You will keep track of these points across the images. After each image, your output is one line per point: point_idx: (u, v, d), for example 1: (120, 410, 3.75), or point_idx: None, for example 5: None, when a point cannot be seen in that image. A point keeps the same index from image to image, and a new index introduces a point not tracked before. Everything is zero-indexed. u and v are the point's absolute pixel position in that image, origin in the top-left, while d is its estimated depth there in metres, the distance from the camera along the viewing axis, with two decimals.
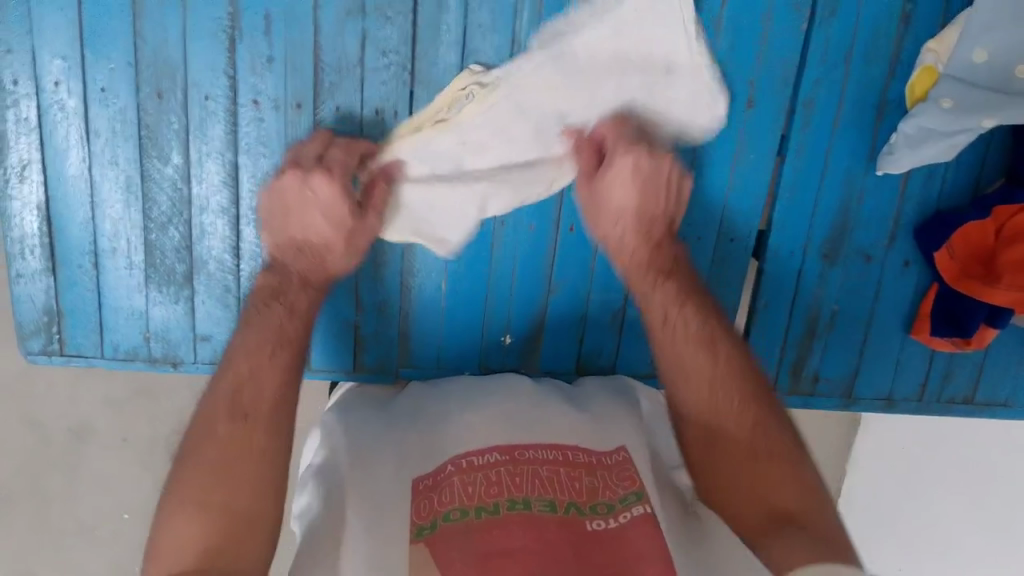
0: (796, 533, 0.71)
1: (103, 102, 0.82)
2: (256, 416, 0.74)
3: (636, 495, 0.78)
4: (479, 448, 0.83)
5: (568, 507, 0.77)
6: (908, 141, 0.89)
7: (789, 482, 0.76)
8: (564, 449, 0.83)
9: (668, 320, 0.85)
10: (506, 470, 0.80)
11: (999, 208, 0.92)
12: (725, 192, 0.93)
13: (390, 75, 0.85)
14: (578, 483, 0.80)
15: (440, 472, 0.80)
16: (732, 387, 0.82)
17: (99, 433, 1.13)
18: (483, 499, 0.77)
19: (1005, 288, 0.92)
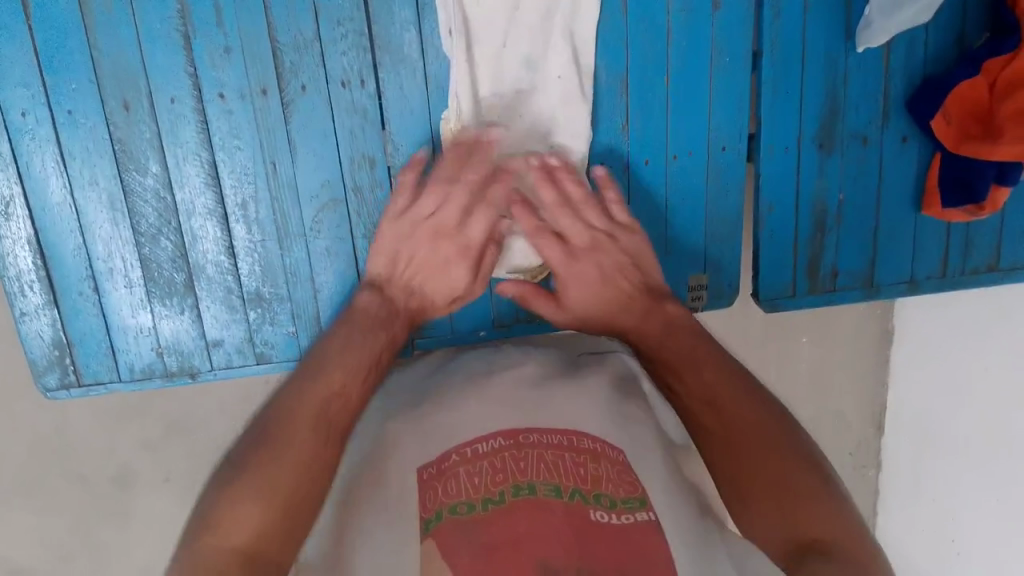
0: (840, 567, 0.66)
1: (73, 124, 0.84)
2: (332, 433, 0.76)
3: (639, 500, 0.75)
4: (480, 435, 0.80)
5: (572, 493, 0.74)
6: (882, 11, 0.85)
7: (812, 501, 0.72)
8: (571, 434, 0.80)
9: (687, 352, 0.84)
10: (511, 456, 0.78)
11: (987, 65, 0.90)
12: (709, 101, 0.92)
13: (349, 45, 0.85)
14: (582, 469, 0.76)
15: (445, 461, 0.78)
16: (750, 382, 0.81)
17: (141, 476, 1.14)
18: (490, 489, 0.75)
19: (1008, 143, 0.88)
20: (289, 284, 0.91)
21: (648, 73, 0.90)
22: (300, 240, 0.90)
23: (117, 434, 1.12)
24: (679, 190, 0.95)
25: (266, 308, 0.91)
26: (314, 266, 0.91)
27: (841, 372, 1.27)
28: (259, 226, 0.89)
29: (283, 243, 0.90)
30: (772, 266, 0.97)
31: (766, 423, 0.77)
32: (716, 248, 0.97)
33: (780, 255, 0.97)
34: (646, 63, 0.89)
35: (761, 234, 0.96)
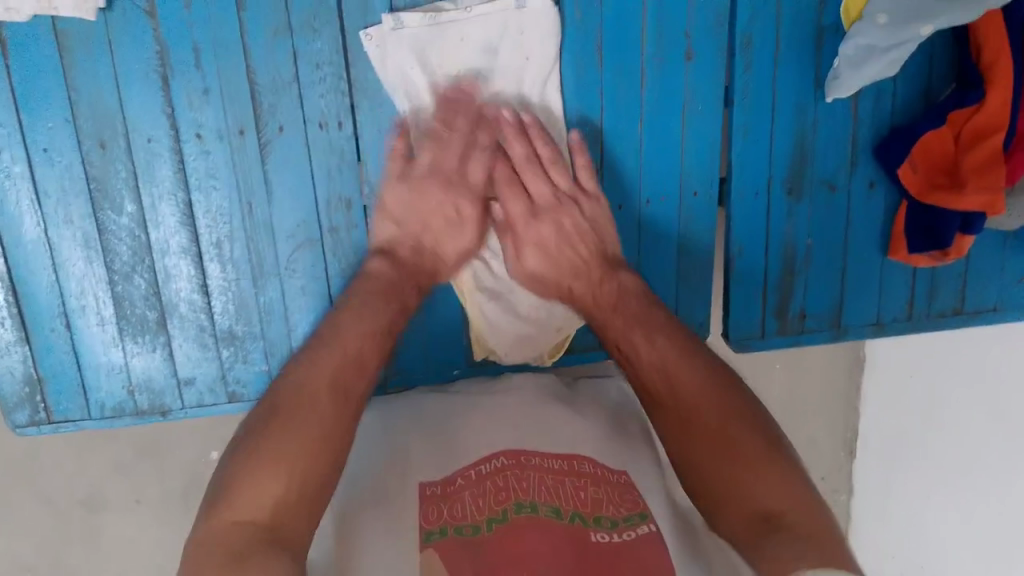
0: (794, 541, 0.65)
1: (48, 162, 0.84)
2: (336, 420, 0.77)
3: (640, 516, 0.79)
4: (485, 455, 0.87)
5: (572, 516, 0.78)
6: (850, 62, 0.88)
7: (769, 482, 0.72)
8: (572, 458, 0.87)
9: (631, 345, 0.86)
10: (513, 476, 0.84)
11: (953, 115, 0.92)
12: (681, 147, 0.93)
13: (328, 88, 0.85)
14: (582, 493, 0.82)
15: (451, 486, 0.84)
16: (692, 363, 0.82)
17: (106, 507, 1.13)
18: (492, 508, 0.80)
19: (972, 193, 0.91)
20: (263, 322, 0.91)
21: (623, 119, 0.91)
22: (275, 279, 0.90)
23: (90, 461, 1.11)
24: (652, 232, 0.96)
25: (239, 346, 0.91)
26: (289, 304, 0.91)
27: (811, 405, 1.29)
28: (234, 265, 0.89)
29: (258, 282, 0.90)
30: (741, 308, 0.98)
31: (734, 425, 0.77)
32: (688, 289, 0.99)
33: (751, 296, 0.98)
34: (619, 110, 0.91)
35: (731, 276, 0.97)
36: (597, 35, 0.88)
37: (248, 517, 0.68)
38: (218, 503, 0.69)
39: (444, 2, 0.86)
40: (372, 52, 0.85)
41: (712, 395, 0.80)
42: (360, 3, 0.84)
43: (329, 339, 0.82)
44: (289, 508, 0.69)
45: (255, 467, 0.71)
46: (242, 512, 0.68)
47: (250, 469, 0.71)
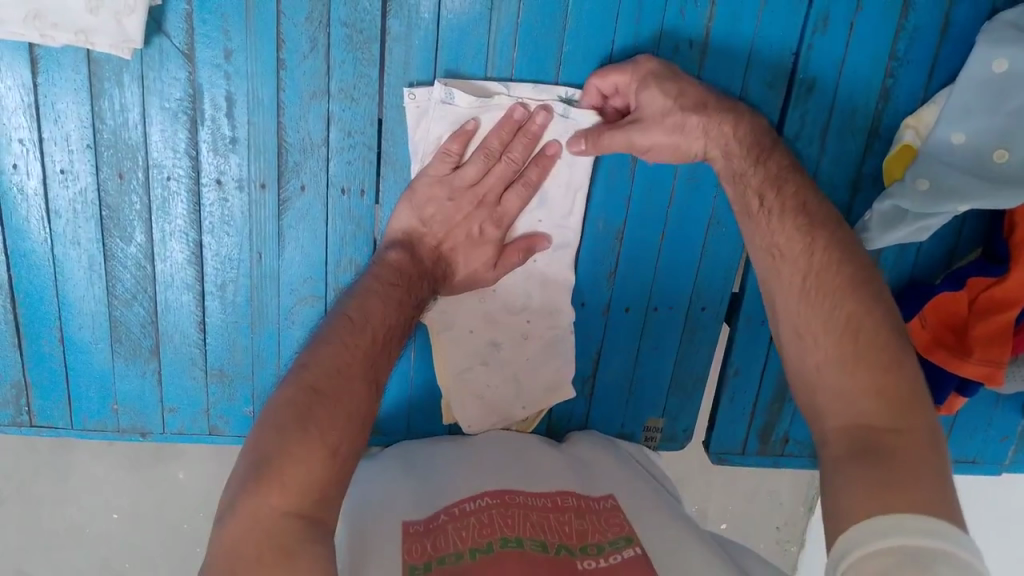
0: (881, 470, 0.63)
1: (63, 183, 0.83)
2: (343, 387, 0.74)
3: (626, 539, 0.83)
4: (469, 495, 0.88)
5: (558, 547, 0.81)
6: (881, 219, 0.87)
7: (878, 393, 0.67)
8: (557, 495, 0.89)
9: (763, 205, 0.79)
10: (497, 513, 0.85)
11: (973, 281, 0.91)
12: (698, 264, 0.92)
13: (356, 156, 0.84)
14: (567, 527, 0.84)
15: (432, 522, 0.85)
16: (836, 254, 0.74)
17: (40, 511, 1.10)
18: (477, 539, 0.81)
19: (976, 361, 0.91)
20: (254, 364, 0.91)
21: (645, 230, 0.90)
22: (273, 327, 0.90)
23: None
24: (653, 339, 0.95)
25: (227, 383, 0.91)
26: (283, 352, 0.91)
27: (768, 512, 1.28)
28: (234, 307, 0.88)
29: (255, 327, 0.90)
30: (725, 425, 0.98)
31: (863, 322, 0.71)
32: (678, 395, 0.99)
33: (736, 419, 0.99)
34: (642, 221, 0.89)
35: (722, 393, 0.97)
36: None
37: (279, 494, 0.66)
38: (249, 485, 0.66)
39: (494, 84, 0.82)
40: (409, 109, 0.82)
41: (839, 283, 0.73)
42: (402, 78, 0.82)
43: (360, 325, 0.79)
44: (324, 490, 0.68)
45: (289, 458, 0.68)
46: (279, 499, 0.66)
47: (291, 449, 0.68)
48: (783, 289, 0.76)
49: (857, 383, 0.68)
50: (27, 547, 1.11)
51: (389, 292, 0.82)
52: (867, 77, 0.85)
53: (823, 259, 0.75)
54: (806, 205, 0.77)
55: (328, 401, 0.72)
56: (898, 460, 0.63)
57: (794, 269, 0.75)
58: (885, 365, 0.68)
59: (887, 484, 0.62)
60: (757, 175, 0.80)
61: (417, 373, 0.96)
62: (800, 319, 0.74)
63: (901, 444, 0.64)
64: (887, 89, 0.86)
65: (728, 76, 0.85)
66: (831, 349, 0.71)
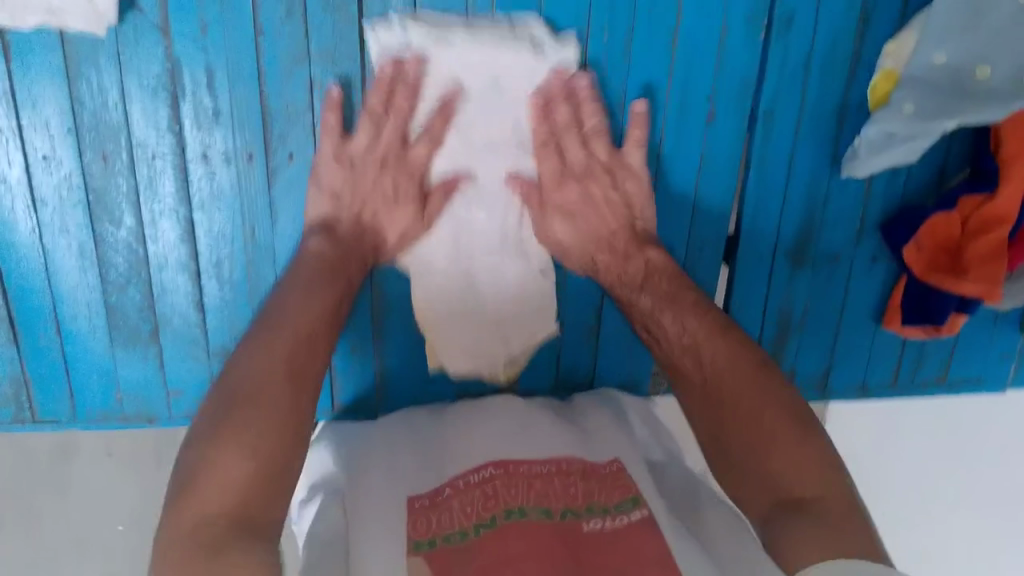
0: (819, 533, 0.68)
1: (47, 171, 0.81)
2: (268, 391, 0.74)
3: (632, 501, 0.85)
4: (473, 466, 0.88)
5: (563, 513, 0.84)
6: (870, 146, 0.86)
7: (797, 452, 0.74)
8: (561, 459, 0.89)
9: (653, 313, 0.87)
10: (501, 484, 0.86)
11: (963, 200, 0.92)
12: (692, 207, 0.92)
13: (340, 121, 0.83)
14: (572, 489, 0.86)
15: (438, 495, 0.86)
16: (734, 344, 0.82)
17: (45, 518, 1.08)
18: (481, 514, 0.83)
19: (972, 281, 0.91)
20: None
21: None
22: None
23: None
24: None
25: None
26: None
27: None
28: (231, 285, 0.88)
29: (254, 303, 0.89)
30: None
31: (769, 382, 0.79)
32: None
33: None
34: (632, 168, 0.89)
35: None
36: (621, 90, 0.86)
37: (185, 534, 0.64)
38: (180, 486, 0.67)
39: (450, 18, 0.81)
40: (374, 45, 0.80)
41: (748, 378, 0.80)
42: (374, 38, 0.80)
43: (271, 341, 0.78)
44: (250, 505, 0.67)
45: (215, 460, 0.68)
46: (201, 506, 0.66)
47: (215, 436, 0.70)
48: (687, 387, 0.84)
49: (774, 440, 0.75)
50: (31, 561, 1.09)
51: (330, 287, 0.82)
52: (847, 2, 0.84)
53: (726, 355, 0.82)
54: (705, 311, 0.85)
55: (252, 395, 0.73)
56: (834, 519, 0.69)
57: (682, 333, 0.85)
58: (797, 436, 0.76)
59: (826, 536, 0.68)
60: (647, 292, 0.88)
61: (420, 339, 0.95)
62: (710, 379, 0.82)
63: (824, 505, 0.71)
64: (866, 15, 0.85)
65: (708, 11, 0.83)
66: (744, 392, 0.79)
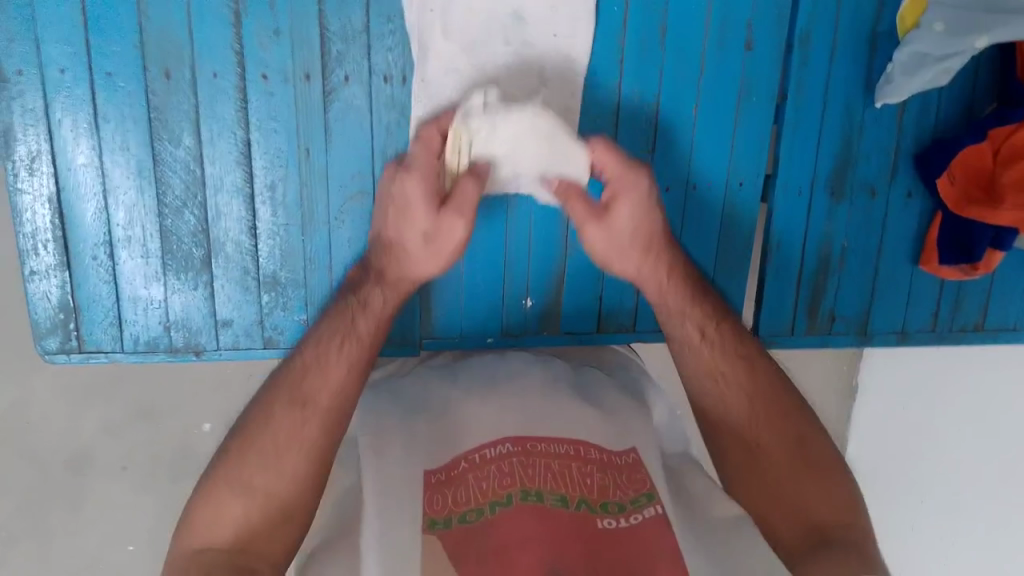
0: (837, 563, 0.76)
1: (111, 87, 0.83)
2: (312, 407, 0.81)
3: (646, 496, 0.83)
4: (491, 440, 0.87)
5: (579, 503, 0.81)
6: (903, 68, 0.90)
7: (834, 496, 0.83)
8: (578, 443, 0.87)
9: (705, 336, 0.90)
10: (518, 462, 0.84)
11: (993, 132, 0.94)
12: (732, 138, 0.94)
13: (395, 42, 0.86)
14: (589, 479, 0.83)
15: (453, 467, 0.84)
16: (757, 369, 0.90)
17: None
18: (497, 492, 0.82)
19: (1009, 208, 0.93)
20: (306, 270, 0.91)
21: (679, 104, 0.92)
22: (323, 228, 0.90)
23: (83, 416, 1.17)
24: (694, 218, 0.97)
25: (280, 293, 0.91)
26: (335, 255, 0.91)
27: None
28: (285, 209, 0.89)
29: (306, 230, 0.90)
30: (770, 305, 0.99)
31: (817, 447, 0.87)
32: (723, 278, 1.00)
33: (783, 295, 0.99)
34: (673, 93, 0.92)
35: (767, 268, 0.98)
36: (662, 15, 0.89)
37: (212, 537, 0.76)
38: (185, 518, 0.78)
39: None
40: None
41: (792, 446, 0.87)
42: None
43: (297, 380, 0.82)
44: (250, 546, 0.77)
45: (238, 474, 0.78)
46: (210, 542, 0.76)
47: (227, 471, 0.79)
48: (738, 429, 0.89)
49: (816, 484, 0.84)
50: None
51: (339, 318, 0.85)
52: None
53: (761, 380, 0.89)
54: (750, 355, 0.90)
55: (288, 424, 0.80)
56: (858, 543, 0.79)
57: (736, 387, 0.89)
58: (827, 468, 0.85)
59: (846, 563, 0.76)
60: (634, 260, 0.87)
61: (469, 269, 0.98)
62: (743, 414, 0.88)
63: (844, 536, 0.80)
64: None
65: None
66: (788, 438, 0.87)
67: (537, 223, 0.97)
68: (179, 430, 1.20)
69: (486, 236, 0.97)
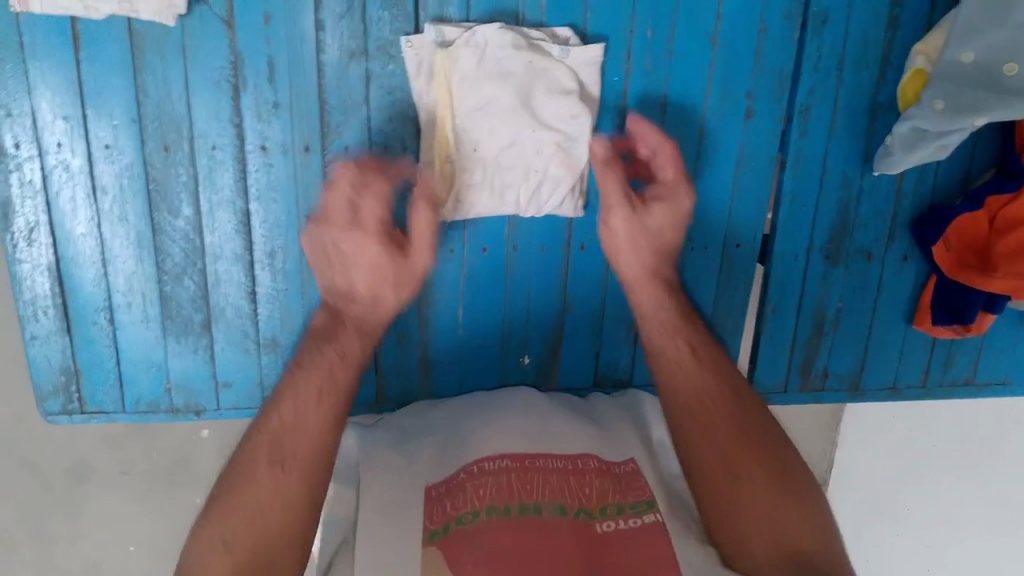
0: None
1: (110, 159, 0.83)
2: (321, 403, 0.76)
3: (646, 503, 0.85)
4: (490, 454, 0.90)
5: (577, 512, 0.84)
6: (902, 141, 0.90)
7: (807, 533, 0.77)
8: (578, 457, 0.90)
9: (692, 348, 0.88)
10: (517, 477, 0.87)
11: (991, 199, 0.95)
12: (730, 203, 0.95)
13: (397, 113, 0.86)
14: (587, 488, 0.87)
15: (453, 479, 0.87)
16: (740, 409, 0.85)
17: None
18: (496, 501, 0.84)
19: (1000, 277, 0.94)
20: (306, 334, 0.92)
21: None
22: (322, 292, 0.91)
23: (83, 431, 1.19)
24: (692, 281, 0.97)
25: (279, 355, 0.92)
26: None
27: None
28: (284, 275, 0.89)
29: (306, 295, 0.90)
30: (765, 364, 1.01)
31: (795, 481, 0.81)
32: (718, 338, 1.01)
33: (777, 355, 1.01)
34: None
35: (761, 329, 0.99)
36: (663, 85, 0.90)
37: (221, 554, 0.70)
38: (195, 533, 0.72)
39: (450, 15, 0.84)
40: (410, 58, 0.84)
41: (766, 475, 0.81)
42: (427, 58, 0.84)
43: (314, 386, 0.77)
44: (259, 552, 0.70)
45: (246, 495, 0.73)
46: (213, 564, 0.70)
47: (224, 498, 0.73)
48: (709, 449, 0.82)
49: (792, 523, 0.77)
50: None
51: (333, 335, 0.80)
52: (873, 7, 0.90)
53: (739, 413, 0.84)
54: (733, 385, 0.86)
55: (292, 440, 0.74)
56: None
57: (719, 405, 0.84)
58: (799, 492, 0.80)
59: None
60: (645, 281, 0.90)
61: (466, 327, 0.97)
62: (719, 449, 0.82)
63: None
64: (894, 19, 0.91)
65: (746, 13, 0.88)
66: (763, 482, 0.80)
67: (534, 284, 0.97)
68: (178, 444, 1.22)
69: (483, 291, 0.96)
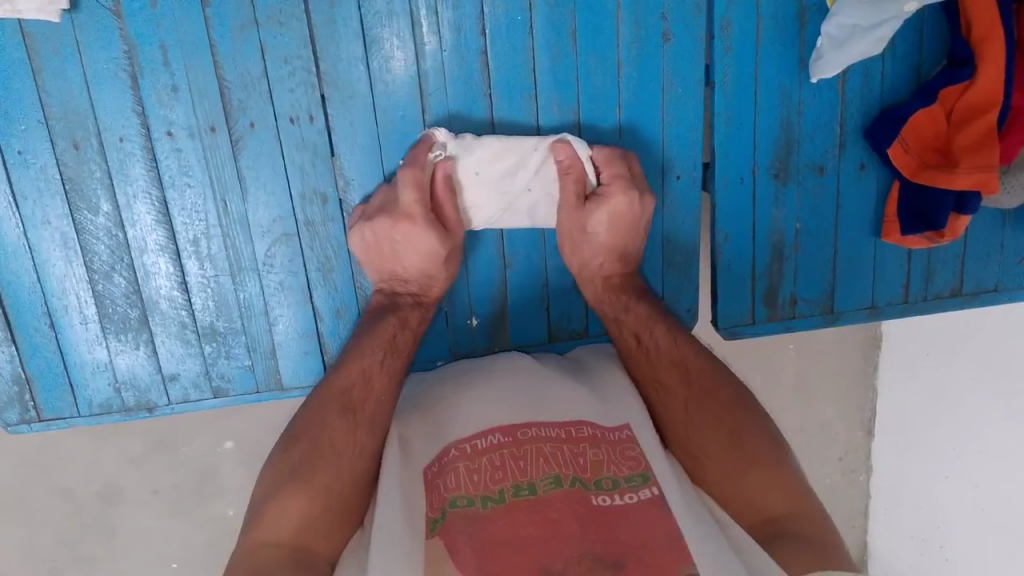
0: (738, 468, 0.77)
1: (24, 165, 0.84)
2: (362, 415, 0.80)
3: (642, 478, 0.75)
4: (479, 431, 0.80)
5: (573, 481, 0.74)
6: (833, 42, 0.85)
7: (724, 413, 0.81)
8: (571, 425, 0.81)
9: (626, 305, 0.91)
10: (510, 453, 0.77)
11: (944, 92, 0.89)
12: (663, 133, 0.91)
13: (297, 82, 0.85)
14: (581, 458, 0.77)
15: (443, 457, 0.78)
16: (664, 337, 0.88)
17: None
18: (490, 486, 0.74)
19: (964, 172, 0.87)
20: (244, 318, 0.91)
21: (601, 105, 0.89)
22: (253, 274, 0.90)
23: (105, 450, 1.14)
24: None
25: (221, 342, 0.92)
26: (268, 300, 0.91)
27: None
28: (212, 261, 0.89)
29: (237, 278, 0.90)
30: (729, 295, 0.96)
31: (710, 373, 0.85)
32: (674, 274, 0.97)
33: (738, 288, 0.96)
34: (595, 98, 0.89)
35: (718, 261, 0.95)
36: (570, 19, 0.86)
37: (294, 510, 0.73)
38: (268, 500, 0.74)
39: None
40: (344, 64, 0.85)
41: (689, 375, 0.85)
42: (329, 26, 0.83)
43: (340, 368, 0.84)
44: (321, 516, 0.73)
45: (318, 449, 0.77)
46: (280, 513, 0.73)
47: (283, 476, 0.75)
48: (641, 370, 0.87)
49: (714, 409, 0.81)
50: None
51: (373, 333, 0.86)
52: None
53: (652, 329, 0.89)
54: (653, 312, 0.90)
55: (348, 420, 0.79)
56: (767, 453, 0.78)
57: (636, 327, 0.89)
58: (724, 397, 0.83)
59: (744, 466, 0.77)
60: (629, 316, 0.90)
61: None
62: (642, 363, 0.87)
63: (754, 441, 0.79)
64: None
65: None
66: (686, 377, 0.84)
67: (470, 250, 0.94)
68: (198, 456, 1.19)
69: None
